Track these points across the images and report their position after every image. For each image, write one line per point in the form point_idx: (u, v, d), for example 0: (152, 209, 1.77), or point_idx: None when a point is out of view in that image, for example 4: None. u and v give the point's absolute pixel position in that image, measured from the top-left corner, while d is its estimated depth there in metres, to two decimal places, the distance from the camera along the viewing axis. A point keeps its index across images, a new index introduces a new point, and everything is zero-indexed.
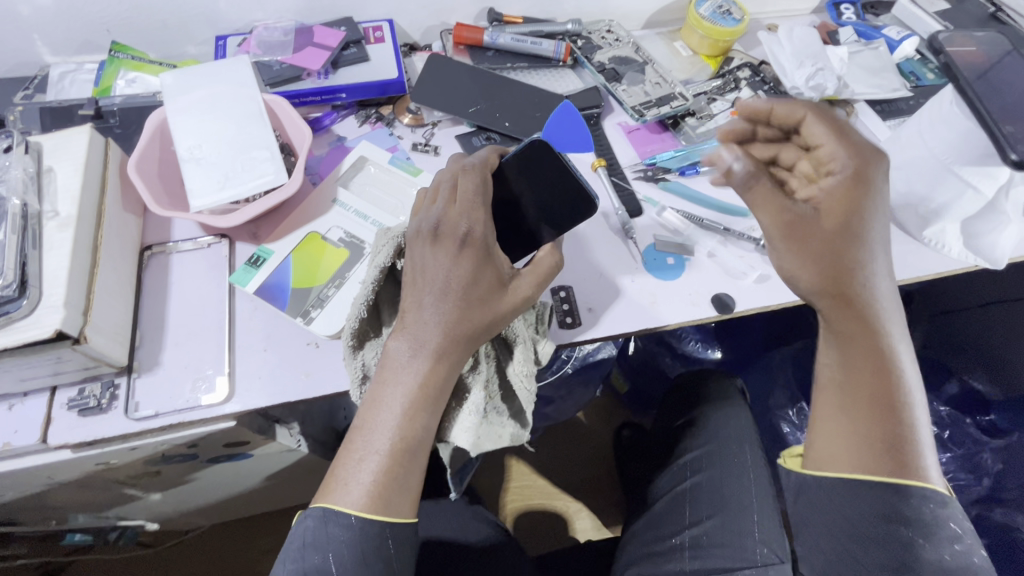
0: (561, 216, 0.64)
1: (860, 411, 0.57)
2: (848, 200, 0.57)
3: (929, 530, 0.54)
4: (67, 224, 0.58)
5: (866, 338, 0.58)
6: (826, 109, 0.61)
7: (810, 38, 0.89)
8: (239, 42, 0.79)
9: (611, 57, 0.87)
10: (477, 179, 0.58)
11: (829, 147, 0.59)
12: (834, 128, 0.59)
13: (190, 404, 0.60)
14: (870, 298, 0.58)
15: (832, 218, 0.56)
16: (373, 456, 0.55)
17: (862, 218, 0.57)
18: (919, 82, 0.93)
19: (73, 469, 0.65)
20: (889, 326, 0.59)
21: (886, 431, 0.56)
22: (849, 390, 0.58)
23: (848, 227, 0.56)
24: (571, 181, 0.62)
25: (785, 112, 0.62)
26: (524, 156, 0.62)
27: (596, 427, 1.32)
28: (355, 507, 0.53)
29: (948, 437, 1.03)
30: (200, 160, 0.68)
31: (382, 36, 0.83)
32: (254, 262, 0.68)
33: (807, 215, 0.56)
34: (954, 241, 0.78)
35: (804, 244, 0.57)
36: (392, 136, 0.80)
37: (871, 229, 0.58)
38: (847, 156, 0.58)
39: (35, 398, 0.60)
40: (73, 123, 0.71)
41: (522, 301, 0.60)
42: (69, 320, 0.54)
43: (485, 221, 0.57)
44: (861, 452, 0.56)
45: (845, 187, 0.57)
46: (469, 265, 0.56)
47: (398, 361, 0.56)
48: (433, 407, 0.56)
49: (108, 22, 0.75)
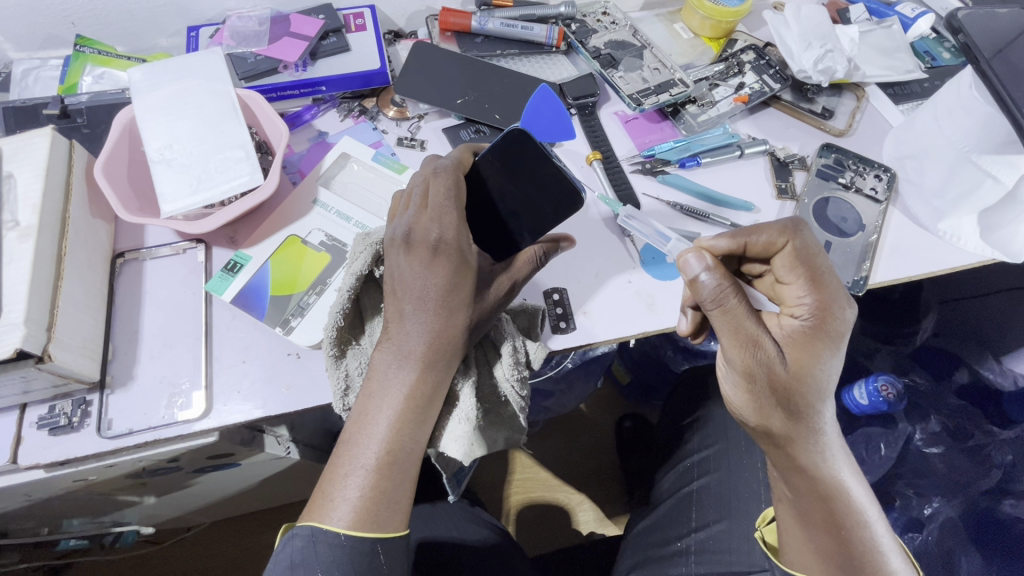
0: (548, 209, 0.60)
1: (813, 527, 0.56)
2: (817, 350, 0.52)
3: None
4: (28, 235, 0.54)
5: (812, 469, 0.55)
6: (810, 249, 0.55)
7: (819, 17, 0.84)
8: (212, 33, 0.75)
9: (607, 41, 0.83)
10: (448, 181, 0.55)
11: (795, 289, 0.55)
12: (810, 272, 0.54)
13: (165, 420, 0.58)
14: (814, 434, 0.55)
15: (799, 370, 0.52)
16: (358, 472, 0.52)
17: (812, 390, 0.52)
18: (934, 63, 0.88)
19: (51, 486, 0.62)
20: (836, 449, 0.56)
21: (838, 540, 0.55)
22: (800, 505, 0.57)
23: (816, 383, 0.53)
24: (554, 172, 0.58)
25: (762, 242, 0.56)
26: (499, 152, 0.58)
27: (598, 418, 1.29)
28: (343, 523, 0.50)
29: (955, 428, 0.98)
30: (171, 162, 0.64)
31: (364, 23, 0.79)
32: (230, 269, 0.65)
33: (775, 366, 0.52)
34: (969, 234, 0.71)
35: (752, 389, 0.53)
36: (376, 130, 0.76)
37: (833, 379, 0.54)
38: (819, 307, 0.53)
39: (4, 417, 0.57)
40: (38, 124, 0.68)
41: (505, 299, 0.57)
42: (30, 338, 0.51)
43: (459, 223, 0.55)
44: (821, 557, 0.55)
45: (810, 335, 0.53)
46: (447, 273, 0.53)
47: (385, 372, 0.54)
48: (420, 416, 0.54)
49: (70, 15, 0.70)
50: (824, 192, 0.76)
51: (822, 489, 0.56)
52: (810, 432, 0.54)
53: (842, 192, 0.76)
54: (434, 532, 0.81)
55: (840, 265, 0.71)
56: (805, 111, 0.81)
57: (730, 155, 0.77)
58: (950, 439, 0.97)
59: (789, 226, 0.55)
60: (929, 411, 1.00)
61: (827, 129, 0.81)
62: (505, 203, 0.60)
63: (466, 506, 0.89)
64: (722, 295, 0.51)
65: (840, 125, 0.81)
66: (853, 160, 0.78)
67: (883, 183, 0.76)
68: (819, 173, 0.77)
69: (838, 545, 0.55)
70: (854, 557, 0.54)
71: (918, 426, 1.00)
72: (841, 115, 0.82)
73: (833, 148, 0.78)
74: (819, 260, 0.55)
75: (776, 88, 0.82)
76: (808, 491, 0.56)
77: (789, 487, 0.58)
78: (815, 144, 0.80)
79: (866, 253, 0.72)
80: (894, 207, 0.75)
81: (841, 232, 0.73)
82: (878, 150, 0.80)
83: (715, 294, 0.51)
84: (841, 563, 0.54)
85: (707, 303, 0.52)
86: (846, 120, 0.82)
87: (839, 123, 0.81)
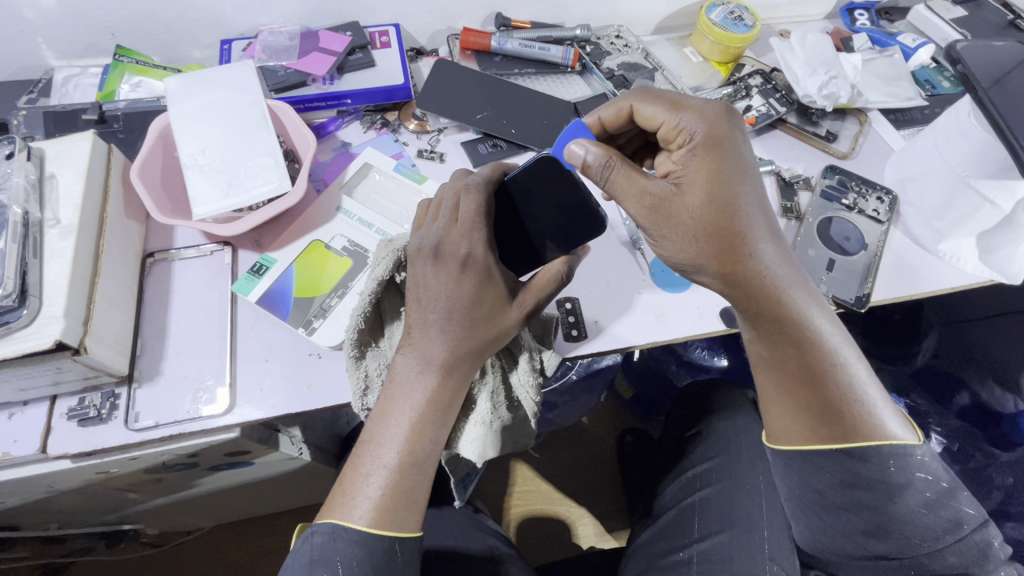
0: (569, 229, 0.62)
1: (789, 382, 0.56)
2: (712, 164, 0.54)
3: (901, 492, 0.54)
4: (68, 233, 0.57)
5: (775, 316, 0.55)
6: (655, 90, 0.61)
7: (824, 45, 0.88)
8: (244, 47, 0.79)
9: (620, 64, 0.87)
10: (479, 200, 0.57)
11: (669, 122, 0.58)
12: (669, 101, 0.59)
13: (190, 414, 0.60)
14: (753, 250, 0.54)
15: (701, 191, 0.53)
16: (381, 471, 0.54)
17: (724, 209, 0.53)
18: (934, 91, 0.92)
19: (73, 477, 0.64)
20: (800, 292, 0.56)
21: (824, 395, 0.55)
22: (775, 363, 0.57)
23: (717, 193, 0.53)
24: (577, 198, 0.61)
25: (613, 112, 0.63)
26: (529, 172, 0.60)
27: (601, 432, 1.30)
28: (365, 521, 0.52)
29: (957, 450, 1.00)
30: (204, 167, 0.67)
31: (389, 40, 0.82)
32: (256, 271, 0.67)
33: (665, 188, 0.54)
34: (968, 256, 0.75)
35: (671, 226, 0.53)
36: (397, 142, 0.79)
37: (750, 195, 0.54)
38: (693, 118, 0.56)
39: (35, 407, 0.59)
40: (76, 128, 0.71)
41: (528, 317, 0.58)
42: (68, 331, 0.53)
43: (487, 241, 0.56)
44: (806, 421, 0.56)
45: (704, 151, 0.54)
46: (474, 288, 0.55)
47: (407, 378, 0.56)
48: (439, 422, 0.56)
49: (112, 26, 0.74)
50: (828, 212, 0.79)
51: (791, 334, 0.55)
52: (746, 251, 0.54)
53: (845, 213, 0.79)
54: (442, 541, 0.82)
55: (843, 282, 0.74)
56: (810, 134, 0.85)
57: None
58: (953, 460, 1.00)
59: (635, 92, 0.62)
60: (930, 431, 1.02)
61: (831, 152, 0.84)
62: (530, 220, 0.62)
63: (471, 513, 0.90)
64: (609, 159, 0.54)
65: (844, 148, 0.84)
66: (856, 182, 0.81)
67: (885, 205, 0.79)
68: (823, 193, 0.80)
69: (815, 396, 0.55)
70: (845, 418, 0.55)
71: None
72: (844, 139, 0.85)
73: (837, 170, 0.81)
74: (669, 92, 0.60)
75: (782, 111, 0.85)
76: (778, 338, 0.56)
77: (764, 346, 0.57)
78: (819, 166, 0.83)
79: (869, 270, 0.74)
80: (896, 227, 0.78)
81: (844, 250, 0.76)
82: (881, 173, 0.83)
83: (604, 169, 0.54)
84: (832, 427, 0.55)
85: (600, 178, 0.55)
86: (848, 144, 0.85)
87: (842, 145, 0.85)
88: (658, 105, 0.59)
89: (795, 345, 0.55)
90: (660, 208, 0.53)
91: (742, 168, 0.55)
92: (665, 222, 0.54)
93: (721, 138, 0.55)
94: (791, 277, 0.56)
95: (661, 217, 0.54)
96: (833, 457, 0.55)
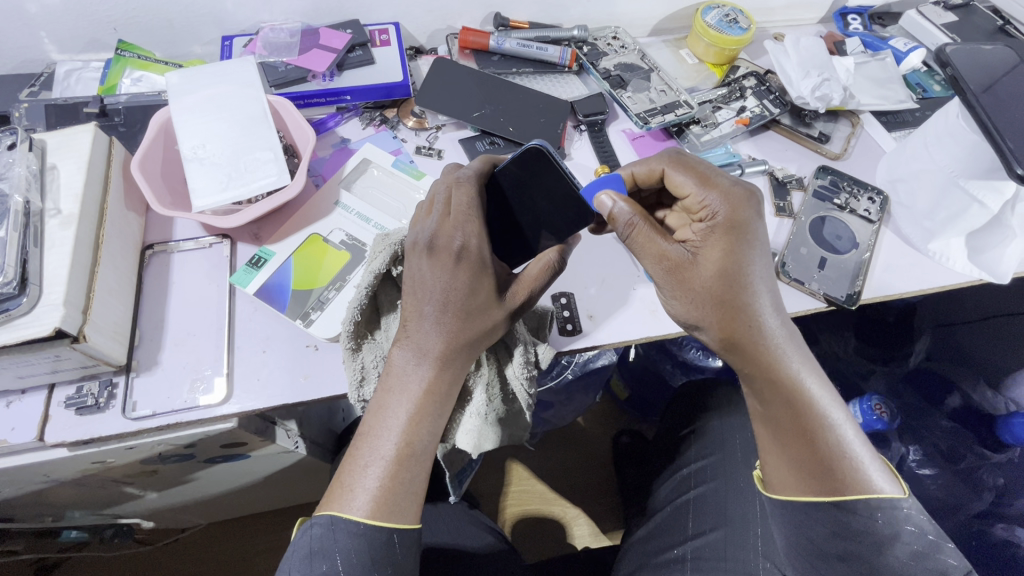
0: (559, 221, 0.63)
1: (785, 438, 0.56)
2: (729, 243, 0.56)
3: (890, 543, 0.52)
4: (69, 222, 0.58)
5: (772, 374, 0.57)
6: (686, 159, 0.62)
7: (817, 48, 0.89)
8: (245, 43, 0.80)
9: (617, 64, 0.88)
10: (470, 191, 0.57)
11: (695, 196, 0.60)
12: (698, 175, 0.60)
13: (187, 404, 0.60)
14: (754, 320, 0.57)
15: (717, 267, 0.56)
16: (377, 462, 0.54)
17: (734, 286, 0.56)
18: (926, 94, 0.93)
19: (70, 467, 0.64)
20: (796, 356, 0.58)
21: (816, 451, 0.55)
22: (773, 421, 0.57)
23: (728, 266, 0.56)
24: (566, 187, 0.61)
25: (645, 170, 0.64)
26: (521, 166, 0.61)
27: (596, 432, 1.30)
28: (362, 513, 0.53)
29: (949, 450, 1.02)
30: (204, 160, 0.68)
31: (389, 39, 0.83)
32: (255, 263, 0.68)
33: (681, 257, 0.56)
34: (957, 254, 0.76)
35: (681, 289, 0.57)
36: (395, 139, 0.80)
37: (758, 274, 0.57)
38: (719, 197, 0.58)
39: (33, 396, 0.60)
40: (78, 121, 0.72)
41: (520, 308, 0.58)
42: (68, 319, 0.54)
43: (480, 232, 0.57)
44: (801, 475, 0.55)
45: (722, 231, 0.57)
46: (467, 280, 0.55)
47: (403, 369, 0.57)
48: (437, 412, 0.57)
49: (114, 21, 0.75)
50: (820, 212, 0.80)
51: (790, 396, 0.56)
52: (748, 322, 0.56)
53: (837, 212, 0.80)
54: (438, 538, 0.82)
55: (835, 279, 0.74)
56: (803, 135, 0.86)
57: (731, 173, 0.81)
58: (943, 460, 1.01)
59: (667, 155, 0.63)
60: (922, 432, 1.04)
61: (824, 152, 0.85)
62: (525, 214, 0.63)
63: (467, 509, 0.90)
64: (633, 219, 0.56)
65: (837, 149, 0.86)
66: (848, 183, 0.82)
67: (876, 206, 0.80)
68: (816, 193, 0.81)
69: (811, 454, 0.55)
70: (834, 473, 0.54)
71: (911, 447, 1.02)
72: (837, 140, 0.86)
73: (829, 171, 0.82)
74: (701, 163, 0.62)
75: (776, 113, 0.86)
76: (773, 393, 0.57)
77: (759, 402, 0.58)
78: (812, 166, 0.84)
79: (859, 270, 0.75)
80: (887, 227, 0.79)
81: (836, 249, 0.77)
82: (873, 174, 0.84)
83: (627, 224, 0.57)
84: (821, 480, 0.54)
85: (622, 230, 0.57)
86: (841, 145, 0.86)
87: (835, 146, 0.86)
88: (685, 177, 0.61)
89: (789, 400, 0.56)
90: (676, 273, 0.56)
91: (755, 249, 0.58)
92: (679, 286, 0.57)
93: (742, 220, 0.57)
94: (791, 343, 0.58)
95: (675, 281, 0.57)
96: (823, 510, 0.54)
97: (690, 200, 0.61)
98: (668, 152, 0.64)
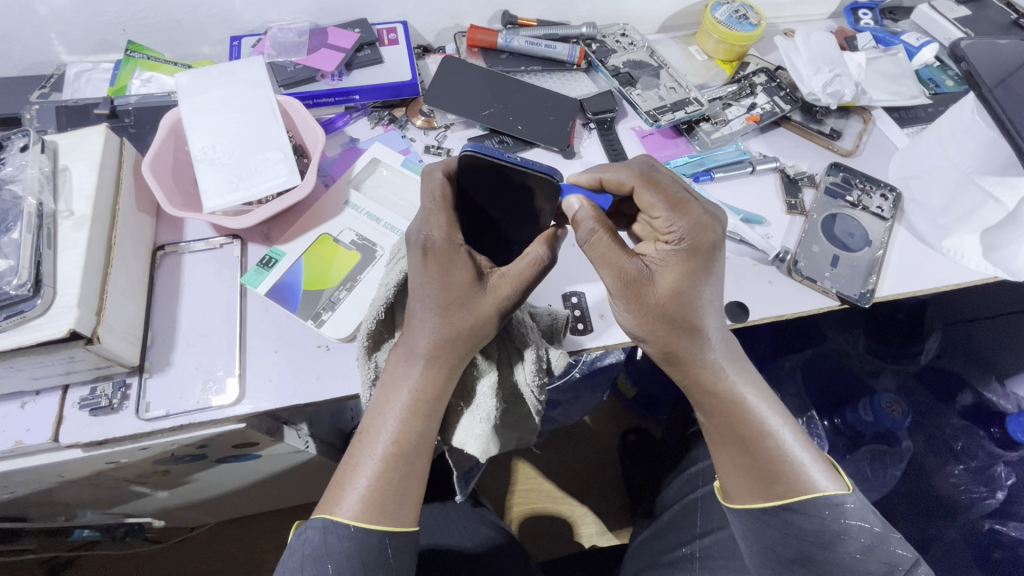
0: (539, 199, 0.58)
1: (732, 447, 0.58)
2: (686, 271, 0.55)
3: (838, 540, 0.54)
4: (82, 224, 0.58)
5: (711, 388, 0.58)
6: (659, 175, 0.57)
7: (828, 43, 0.88)
8: (254, 43, 0.79)
9: (625, 61, 0.87)
10: (432, 188, 0.56)
11: (662, 219, 0.56)
12: (670, 199, 0.56)
13: (201, 405, 0.60)
14: (697, 337, 0.57)
15: (670, 288, 0.55)
16: (369, 462, 0.55)
17: (682, 308, 0.56)
18: (938, 89, 0.92)
19: (84, 467, 0.65)
20: (738, 371, 0.59)
21: (761, 457, 0.57)
22: (719, 429, 0.59)
23: (682, 291, 0.55)
24: (522, 175, 0.55)
25: (615, 180, 0.58)
26: (472, 162, 0.55)
27: (604, 431, 1.30)
28: (351, 514, 0.53)
29: (961, 448, 1.02)
30: (214, 161, 0.68)
31: (397, 37, 0.83)
32: (266, 263, 0.68)
33: (638, 277, 0.54)
34: (972, 252, 0.75)
35: (629, 305, 0.56)
36: (404, 138, 0.80)
37: (710, 298, 0.57)
38: (685, 225, 0.55)
39: (47, 397, 0.60)
40: (89, 122, 0.72)
41: (504, 302, 0.55)
42: (82, 320, 0.54)
43: (444, 228, 0.55)
44: (750, 482, 0.57)
45: (681, 258, 0.55)
46: (435, 279, 0.54)
47: (399, 369, 0.57)
48: (427, 413, 0.56)
49: (123, 22, 0.75)
50: (832, 209, 0.79)
51: (732, 408, 0.58)
52: (693, 340, 0.57)
53: (850, 210, 0.79)
54: (444, 539, 0.82)
55: (847, 277, 0.74)
56: (814, 131, 0.85)
57: (742, 171, 0.81)
58: (957, 458, 1.01)
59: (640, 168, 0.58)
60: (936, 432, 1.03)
61: (835, 149, 0.84)
62: (517, 201, 0.59)
63: (473, 506, 0.89)
64: (593, 232, 0.54)
65: (848, 145, 0.85)
66: (861, 180, 0.81)
67: (889, 203, 0.79)
68: (828, 190, 0.80)
69: (757, 460, 0.57)
70: (778, 478, 0.56)
71: None
72: (848, 136, 0.86)
73: (841, 167, 0.82)
74: (673, 183, 0.57)
75: (787, 109, 0.85)
76: (714, 410, 0.59)
77: (704, 410, 0.60)
78: (824, 163, 0.84)
79: (872, 267, 0.75)
80: (900, 225, 0.78)
81: (848, 247, 0.76)
82: (884, 171, 0.83)
83: (588, 235, 0.54)
84: (766, 485, 0.57)
85: (581, 241, 0.55)
86: (853, 141, 0.85)
87: (847, 143, 0.85)
88: (654, 198, 0.56)
89: (730, 414, 0.58)
90: (629, 291, 0.55)
91: (711, 273, 0.57)
92: (634, 301, 0.55)
93: (703, 248, 0.55)
94: (730, 356, 0.59)
95: (629, 297, 0.55)
96: (772, 513, 0.56)
97: (655, 221, 0.58)
98: (638, 163, 0.59)
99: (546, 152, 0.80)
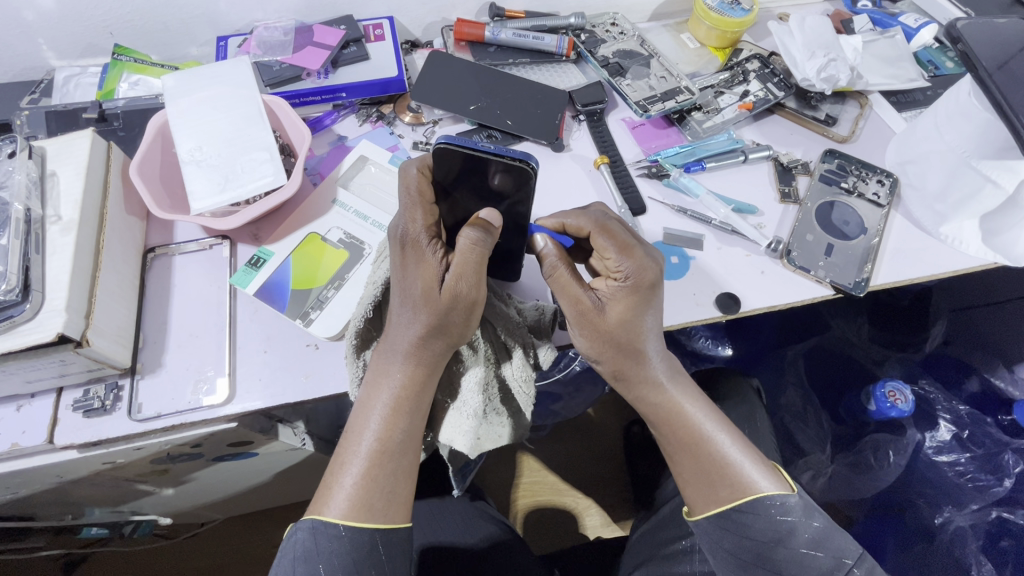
0: (518, 191, 0.57)
1: (680, 457, 0.59)
2: (631, 305, 0.56)
3: (788, 537, 0.55)
4: (69, 229, 0.58)
5: (651, 403, 0.60)
6: (615, 219, 0.57)
7: (823, 27, 0.86)
8: (240, 43, 0.80)
9: (615, 51, 0.86)
10: (409, 183, 0.56)
11: (612, 259, 0.56)
12: (620, 243, 0.55)
13: (191, 405, 0.61)
14: (643, 363, 0.59)
15: (617, 320, 0.56)
16: (354, 461, 0.56)
17: (627, 338, 0.57)
18: (938, 72, 0.90)
19: (82, 467, 0.66)
20: (681, 384, 0.61)
21: (706, 462, 0.58)
22: (668, 440, 0.60)
23: (628, 322, 0.56)
24: (495, 164, 0.54)
25: (575, 224, 0.58)
26: (443, 158, 0.55)
27: (608, 422, 1.30)
28: (340, 514, 0.54)
29: (966, 436, 0.98)
30: (201, 163, 0.68)
31: (383, 33, 0.83)
32: (254, 263, 0.68)
33: (587, 309, 0.55)
34: (971, 238, 0.73)
35: (580, 331, 0.57)
36: (393, 135, 0.80)
37: (655, 330, 0.58)
38: (631, 266, 0.55)
39: (42, 400, 0.61)
40: (77, 127, 0.72)
41: (458, 299, 0.53)
42: (70, 324, 0.55)
43: (416, 221, 0.55)
44: (700, 488, 0.58)
45: (626, 295, 0.55)
46: (405, 271, 0.55)
47: (381, 368, 0.57)
48: (411, 410, 0.57)
49: (110, 26, 0.75)
50: (828, 197, 0.78)
51: (673, 420, 0.59)
52: (640, 364, 0.58)
53: (845, 197, 0.78)
54: (443, 536, 0.82)
55: (842, 266, 0.73)
56: (809, 118, 0.84)
57: (734, 160, 0.80)
58: (962, 447, 0.97)
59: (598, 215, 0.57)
60: (937, 418, 1.00)
61: (830, 135, 0.83)
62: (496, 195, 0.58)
63: (471, 503, 0.89)
64: (550, 267, 0.55)
65: (844, 131, 0.83)
66: (856, 166, 0.80)
67: (885, 188, 0.78)
68: (823, 177, 0.79)
69: (702, 468, 0.58)
70: (722, 481, 0.57)
71: (928, 433, 1.00)
72: (845, 122, 0.84)
73: (836, 154, 0.80)
74: (627, 226, 0.57)
75: (780, 96, 0.84)
76: (658, 421, 0.60)
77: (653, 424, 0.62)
78: (819, 149, 0.82)
79: (868, 255, 0.73)
80: (897, 212, 0.77)
81: (844, 235, 0.75)
82: (881, 156, 0.82)
83: (548, 268, 0.56)
84: (714, 490, 0.57)
85: (542, 272, 0.56)
86: (849, 127, 0.84)
87: (842, 129, 0.84)
88: (607, 241, 0.56)
89: (672, 424, 0.60)
90: (580, 320, 0.56)
91: (657, 305, 0.58)
92: (586, 329, 0.57)
93: (649, 288, 0.56)
94: (670, 371, 0.60)
95: (582, 324, 0.57)
96: (724, 517, 0.56)
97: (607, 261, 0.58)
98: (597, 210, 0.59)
99: (535, 146, 0.80)
